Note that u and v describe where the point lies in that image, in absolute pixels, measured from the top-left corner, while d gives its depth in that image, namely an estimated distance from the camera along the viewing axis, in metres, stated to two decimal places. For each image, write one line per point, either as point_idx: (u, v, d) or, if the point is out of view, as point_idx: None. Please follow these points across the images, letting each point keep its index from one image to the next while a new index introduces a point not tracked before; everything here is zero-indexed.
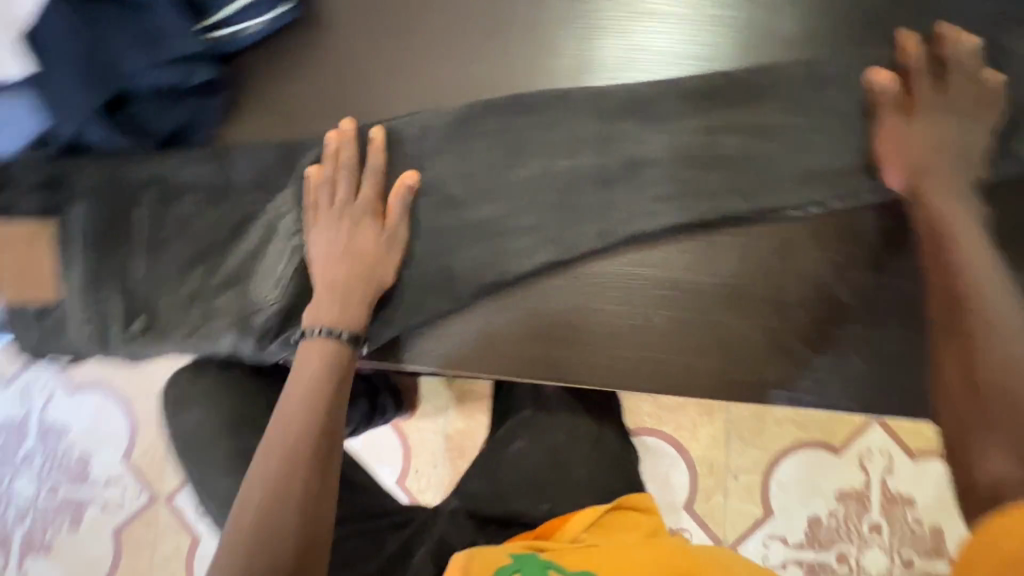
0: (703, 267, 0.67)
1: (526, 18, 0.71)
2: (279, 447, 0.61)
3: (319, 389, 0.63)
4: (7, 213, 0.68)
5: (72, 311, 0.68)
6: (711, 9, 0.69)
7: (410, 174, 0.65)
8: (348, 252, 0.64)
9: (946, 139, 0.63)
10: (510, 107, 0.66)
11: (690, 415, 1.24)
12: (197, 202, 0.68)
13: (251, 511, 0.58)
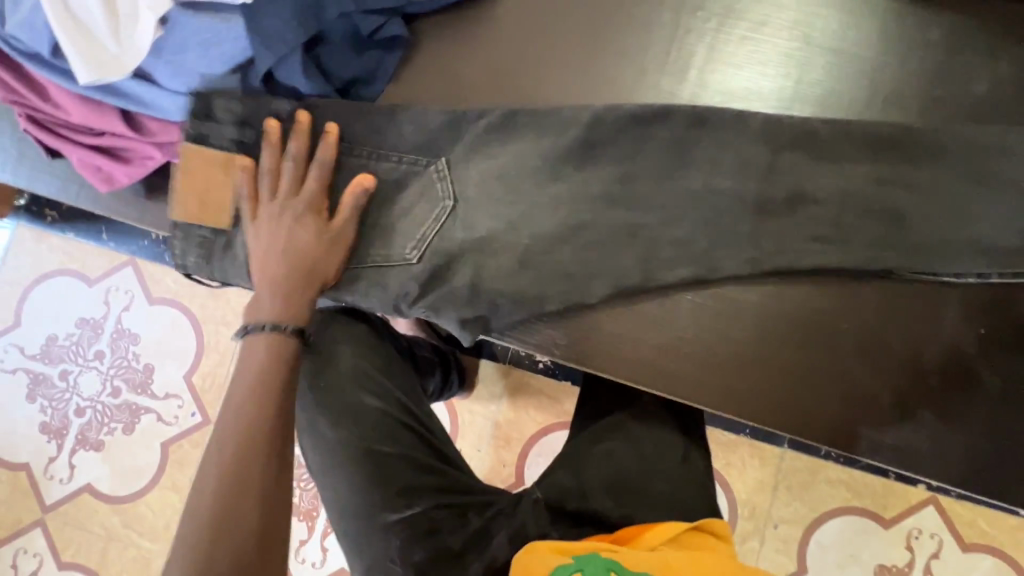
0: (841, 312, 0.66)
1: (705, 31, 0.71)
2: (231, 440, 0.54)
3: (263, 381, 0.57)
4: (200, 140, 0.65)
5: (236, 246, 0.66)
6: (895, 58, 0.69)
7: (365, 177, 0.64)
8: (287, 251, 0.60)
9: None
10: (686, 116, 0.65)
11: (741, 453, 1.20)
12: (369, 153, 0.66)
13: (203, 512, 0.52)
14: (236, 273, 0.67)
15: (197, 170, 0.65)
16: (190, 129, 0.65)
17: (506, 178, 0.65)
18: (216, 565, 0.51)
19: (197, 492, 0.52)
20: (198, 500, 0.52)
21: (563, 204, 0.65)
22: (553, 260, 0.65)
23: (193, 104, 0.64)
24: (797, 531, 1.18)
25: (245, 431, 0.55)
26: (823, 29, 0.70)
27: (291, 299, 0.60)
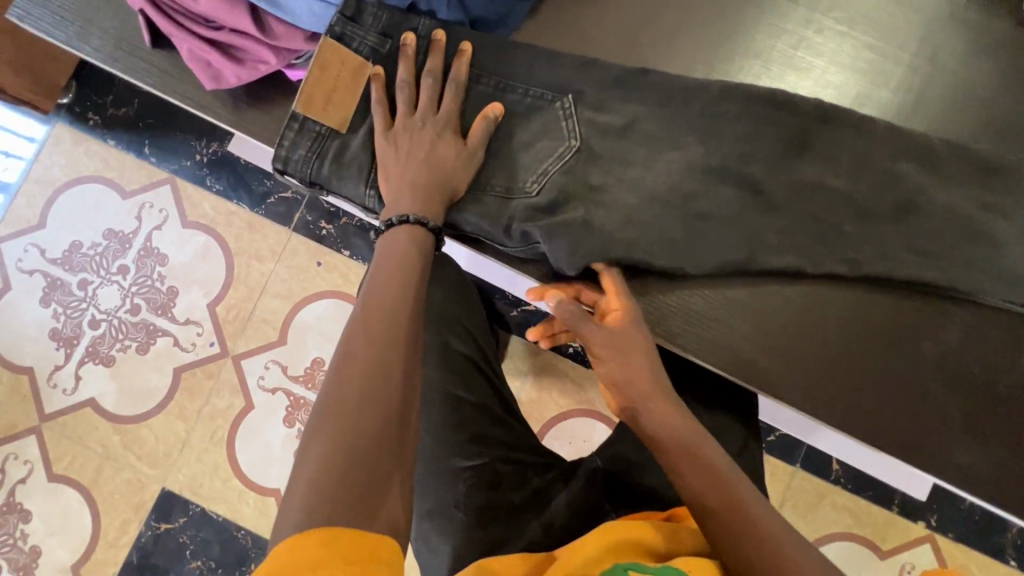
0: (928, 327, 0.68)
1: (837, 28, 0.72)
2: (376, 312, 0.50)
3: (404, 265, 0.54)
4: (339, 40, 0.65)
5: (351, 151, 0.66)
6: (1013, 91, 0.71)
7: (496, 104, 0.66)
8: (430, 160, 0.61)
9: None
10: (808, 114, 0.68)
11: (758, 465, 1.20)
12: (494, 87, 0.68)
13: (349, 379, 0.46)
14: (349, 176, 0.66)
15: (329, 66, 0.65)
16: (333, 27, 0.64)
17: (629, 142, 0.69)
18: (353, 459, 0.42)
19: (343, 362, 0.47)
20: (343, 370, 0.46)
21: (679, 177, 0.68)
22: (663, 228, 0.68)
23: (343, 7, 0.65)
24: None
25: (389, 303, 0.51)
26: (948, 50, 0.72)
27: (429, 202, 0.60)
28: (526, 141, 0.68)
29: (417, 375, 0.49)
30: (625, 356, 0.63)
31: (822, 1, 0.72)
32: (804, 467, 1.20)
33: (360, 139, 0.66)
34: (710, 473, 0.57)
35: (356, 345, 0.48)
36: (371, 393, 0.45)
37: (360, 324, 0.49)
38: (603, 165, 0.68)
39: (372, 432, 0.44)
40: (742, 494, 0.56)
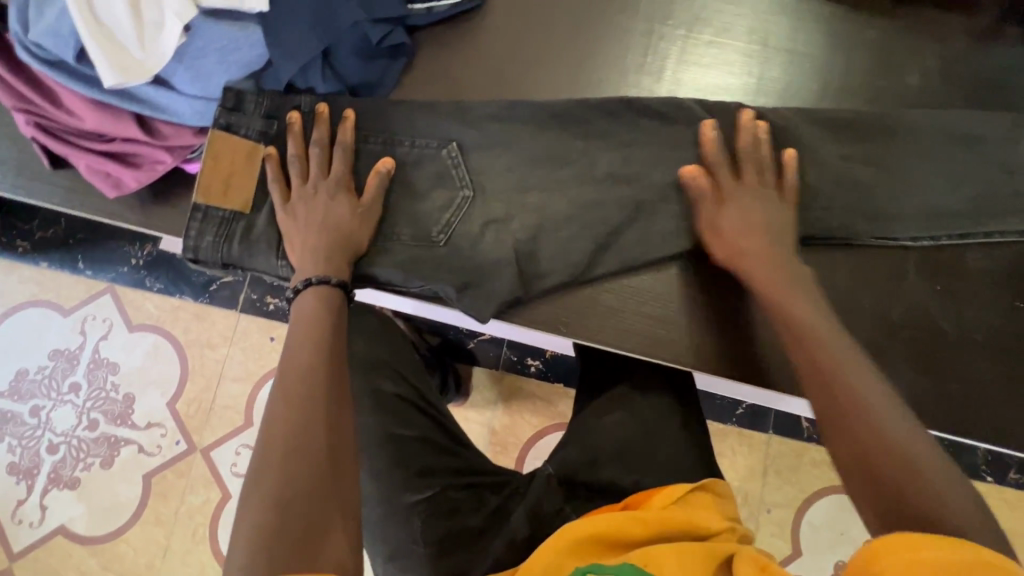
0: (819, 275, 0.74)
1: (679, 32, 0.81)
2: (293, 375, 0.53)
3: (317, 325, 0.57)
4: (227, 130, 0.69)
5: (256, 228, 0.70)
6: (844, 58, 0.80)
7: (387, 158, 0.71)
8: (328, 223, 0.66)
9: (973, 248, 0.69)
10: (670, 112, 0.75)
11: (731, 442, 1.29)
12: (381, 144, 0.73)
13: (276, 437, 0.48)
14: (260, 252, 0.69)
15: (221, 156, 0.69)
16: (218, 120, 0.69)
17: (518, 170, 0.74)
18: (289, 512, 0.44)
19: (266, 427, 0.49)
20: (268, 435, 0.49)
21: (568, 192, 0.74)
22: (563, 240, 0.73)
23: (224, 100, 0.69)
24: (789, 512, 1.27)
25: (305, 360, 0.54)
26: (779, 33, 0.81)
27: (332, 261, 0.64)
28: (422, 188, 0.73)
29: (345, 419, 0.52)
30: (761, 243, 0.67)
31: (662, 12, 0.81)
32: (777, 433, 1.29)
33: (263, 216, 0.70)
34: (860, 422, 0.51)
35: (278, 409, 0.50)
36: (298, 445, 0.48)
37: (281, 386, 0.52)
38: (497, 195, 0.74)
39: (304, 481, 0.46)
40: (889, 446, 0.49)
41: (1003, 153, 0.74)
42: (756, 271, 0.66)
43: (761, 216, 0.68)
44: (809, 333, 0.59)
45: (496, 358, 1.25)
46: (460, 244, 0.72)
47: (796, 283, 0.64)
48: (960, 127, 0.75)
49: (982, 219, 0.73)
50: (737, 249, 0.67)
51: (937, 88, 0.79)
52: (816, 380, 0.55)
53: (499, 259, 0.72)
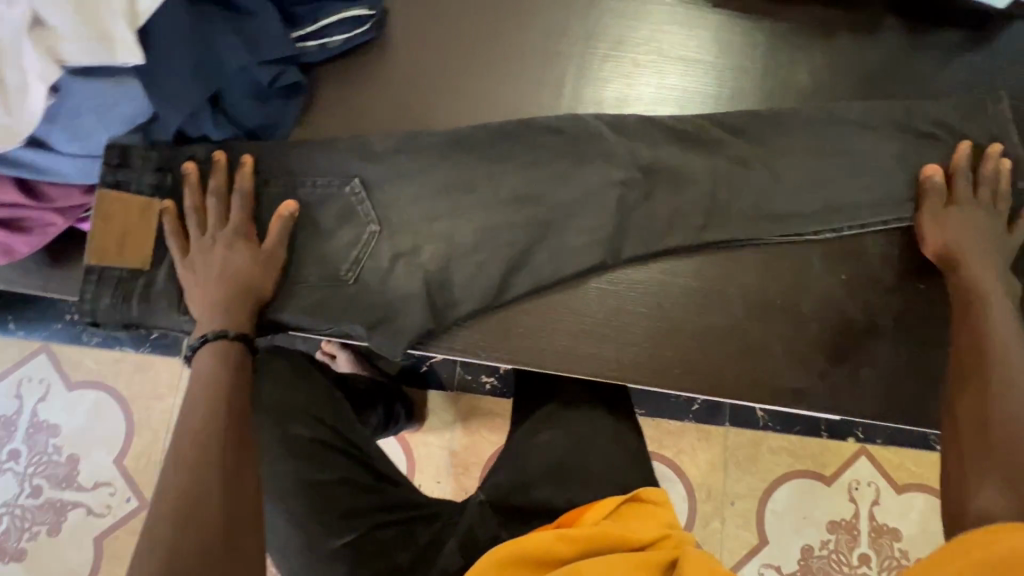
0: (730, 276, 0.76)
1: (579, 49, 0.82)
2: (188, 436, 0.52)
3: (215, 380, 0.56)
4: (117, 187, 0.68)
5: (156, 284, 0.68)
6: (739, 62, 0.82)
7: (290, 202, 0.70)
8: (226, 274, 0.65)
9: (976, 225, 0.71)
10: (573, 129, 0.76)
11: (690, 439, 1.30)
12: (284, 187, 0.73)
13: (165, 507, 0.48)
14: (162, 309, 0.68)
15: (112, 215, 0.68)
16: (105, 177, 0.68)
17: (425, 200, 0.74)
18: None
19: (160, 494, 0.49)
20: (161, 503, 0.48)
21: (477, 218, 0.74)
22: (475, 266, 0.73)
23: (107, 157, 0.68)
24: (753, 502, 1.28)
25: (201, 419, 0.53)
26: (674, 42, 0.82)
27: (231, 312, 0.63)
28: (328, 227, 0.72)
29: (243, 483, 0.52)
30: (965, 232, 0.70)
31: (561, 32, 0.82)
32: (733, 424, 1.29)
33: (163, 270, 0.69)
34: (990, 394, 0.58)
35: (172, 474, 0.50)
36: (187, 516, 0.47)
37: (175, 451, 0.51)
38: (406, 227, 0.74)
39: (193, 554, 0.46)
40: (993, 407, 0.57)
41: (896, 140, 0.77)
42: (968, 263, 0.69)
43: (984, 225, 0.71)
44: (985, 317, 0.65)
45: (448, 379, 1.24)
46: (372, 280, 0.72)
47: (996, 268, 0.69)
48: (852, 120, 0.78)
49: (880, 207, 0.75)
50: (959, 235, 0.70)
51: (829, 84, 0.81)
52: (975, 340, 0.63)
53: (411, 292, 0.72)
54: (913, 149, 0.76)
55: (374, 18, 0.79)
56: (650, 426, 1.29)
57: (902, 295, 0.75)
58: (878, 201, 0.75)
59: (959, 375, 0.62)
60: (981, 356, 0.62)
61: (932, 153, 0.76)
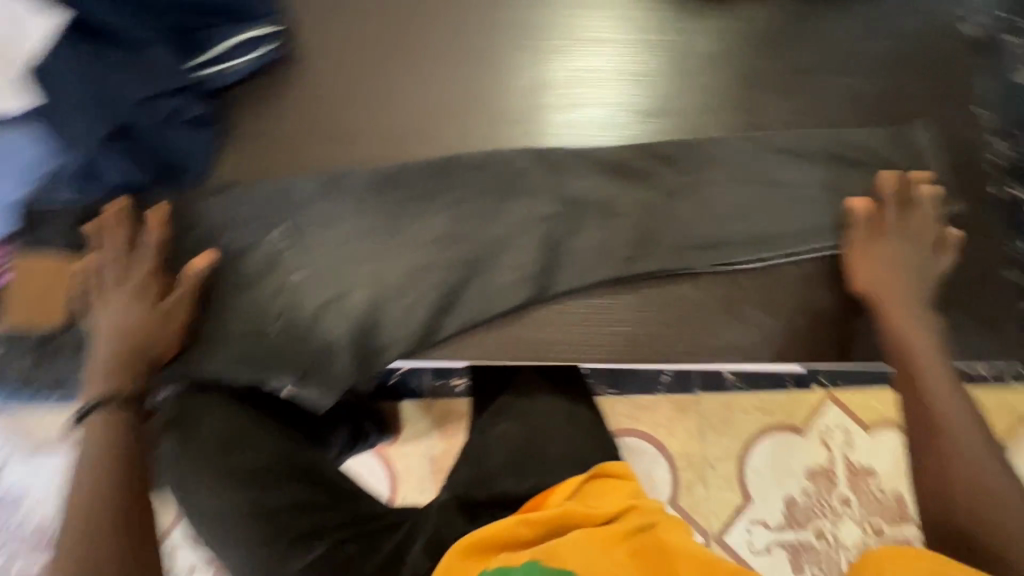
0: (659, 242, 0.76)
1: (491, 42, 0.83)
2: (85, 512, 0.58)
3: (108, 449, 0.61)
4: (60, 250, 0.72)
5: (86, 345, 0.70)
6: (647, 37, 0.84)
7: (204, 256, 0.69)
8: (123, 333, 0.66)
9: (901, 259, 0.72)
10: (486, 132, 0.81)
11: (666, 412, 1.25)
12: (208, 234, 0.73)
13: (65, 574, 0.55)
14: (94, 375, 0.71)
15: (48, 278, 0.72)
16: (51, 244, 0.72)
17: (351, 244, 0.74)
18: None
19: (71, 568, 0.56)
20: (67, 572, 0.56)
21: (403, 223, 0.75)
22: (405, 308, 0.72)
23: (49, 222, 0.73)
24: (732, 465, 1.24)
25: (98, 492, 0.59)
26: (584, 24, 0.84)
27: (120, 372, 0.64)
28: (258, 259, 0.72)
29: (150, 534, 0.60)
30: (886, 274, 0.72)
31: (472, 28, 0.83)
32: (704, 391, 1.26)
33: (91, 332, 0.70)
34: (952, 457, 0.62)
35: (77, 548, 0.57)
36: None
37: (76, 525, 0.58)
38: (333, 269, 0.73)
39: None
40: (954, 454, 0.62)
41: (785, 100, 0.82)
42: (890, 305, 0.71)
43: (909, 256, 0.72)
44: (918, 365, 0.67)
45: (419, 387, 1.17)
46: (300, 328, 0.70)
47: (917, 304, 0.71)
48: (762, 119, 0.82)
49: (798, 196, 0.78)
50: (883, 279, 0.72)
51: (743, 72, 0.83)
52: (921, 406, 0.65)
53: (345, 303, 0.72)
54: (803, 112, 0.82)
55: (275, 35, 0.79)
56: (624, 404, 1.25)
57: (833, 273, 0.76)
58: (794, 188, 0.78)
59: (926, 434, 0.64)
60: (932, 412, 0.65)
61: (836, 129, 0.81)
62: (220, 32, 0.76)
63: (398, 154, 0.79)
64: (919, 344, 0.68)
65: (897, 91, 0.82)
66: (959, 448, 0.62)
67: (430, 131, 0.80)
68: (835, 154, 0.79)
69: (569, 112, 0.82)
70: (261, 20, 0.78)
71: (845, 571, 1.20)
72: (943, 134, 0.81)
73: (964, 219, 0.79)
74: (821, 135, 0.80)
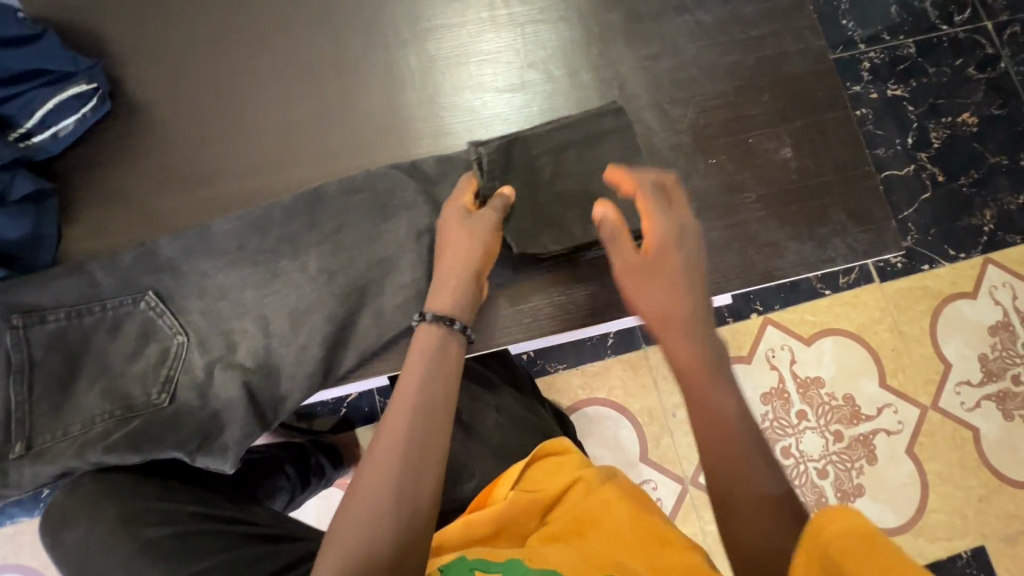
0: (543, 207, 0.74)
1: (336, 49, 0.80)
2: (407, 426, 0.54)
3: (444, 368, 0.59)
4: None
5: None
6: (493, 12, 0.83)
7: (506, 190, 0.70)
8: (460, 248, 0.66)
9: (671, 259, 0.62)
10: (355, 141, 0.79)
11: (617, 374, 1.24)
12: (65, 316, 0.67)
13: (352, 552, 0.48)
14: None
15: None
16: None
17: (229, 295, 0.70)
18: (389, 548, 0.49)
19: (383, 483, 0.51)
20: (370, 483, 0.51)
21: (276, 250, 0.71)
22: (298, 350, 0.69)
23: None
24: (692, 408, 1.23)
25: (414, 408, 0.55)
26: (427, 12, 0.82)
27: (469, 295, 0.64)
28: (132, 326, 0.68)
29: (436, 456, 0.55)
30: (648, 274, 0.62)
31: (312, 38, 0.80)
32: (649, 343, 1.25)
33: None
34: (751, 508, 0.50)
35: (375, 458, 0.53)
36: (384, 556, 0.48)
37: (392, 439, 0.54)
38: (216, 329, 0.69)
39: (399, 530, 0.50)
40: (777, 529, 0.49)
41: (637, 48, 0.83)
42: (671, 337, 0.60)
43: (695, 237, 0.63)
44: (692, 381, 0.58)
45: (372, 411, 1.13)
46: (188, 398, 0.67)
47: (695, 324, 0.60)
48: (618, 70, 0.83)
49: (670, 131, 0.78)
50: (652, 272, 0.62)
51: (596, 36, 0.83)
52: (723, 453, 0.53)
53: (235, 348, 0.69)
54: (656, 56, 0.83)
55: (99, 89, 0.73)
56: (576, 375, 1.23)
57: (713, 220, 0.79)
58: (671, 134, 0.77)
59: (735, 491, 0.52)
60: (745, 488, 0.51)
61: (689, 67, 0.83)
62: (33, 95, 0.69)
63: (259, 181, 0.76)
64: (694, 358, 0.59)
65: (739, 18, 0.85)
66: (769, 524, 0.49)
67: (291, 150, 0.77)
68: (689, 93, 0.82)
69: (431, 103, 0.80)
70: (77, 75, 0.71)
71: (821, 482, 1.20)
72: (788, 48, 0.84)
73: (823, 123, 0.83)
74: (674, 79, 0.83)
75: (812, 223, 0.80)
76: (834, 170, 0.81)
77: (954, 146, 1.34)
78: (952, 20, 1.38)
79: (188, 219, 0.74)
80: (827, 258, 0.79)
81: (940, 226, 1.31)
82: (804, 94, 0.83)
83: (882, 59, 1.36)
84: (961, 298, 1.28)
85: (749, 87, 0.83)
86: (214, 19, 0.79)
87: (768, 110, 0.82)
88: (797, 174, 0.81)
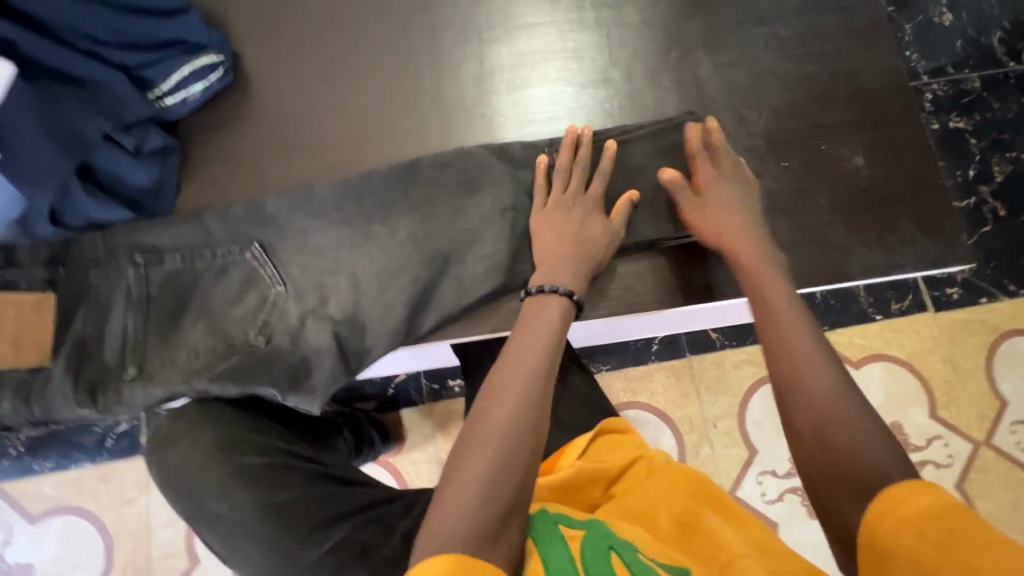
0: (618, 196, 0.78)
1: (433, 40, 0.87)
2: (511, 383, 0.58)
3: (547, 336, 0.62)
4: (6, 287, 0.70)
5: (52, 376, 0.69)
6: (580, 15, 0.89)
7: (633, 192, 0.77)
8: (575, 238, 0.71)
9: (735, 210, 0.72)
10: (445, 124, 0.84)
11: (660, 380, 1.25)
12: (181, 259, 0.74)
13: (463, 496, 0.52)
14: (61, 404, 0.68)
15: None
16: None
17: (325, 252, 0.75)
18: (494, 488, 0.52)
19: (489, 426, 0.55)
20: (477, 430, 0.56)
21: (370, 215, 0.76)
22: (383, 309, 0.74)
23: None
24: (734, 420, 1.23)
25: (521, 367, 0.59)
26: (520, 11, 0.88)
27: (578, 265, 0.70)
28: (235, 273, 0.74)
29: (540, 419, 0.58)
30: (727, 223, 0.71)
31: (414, 28, 0.87)
32: (694, 351, 1.26)
33: (62, 363, 0.69)
34: (844, 442, 0.51)
35: (484, 407, 0.57)
36: (494, 504, 0.52)
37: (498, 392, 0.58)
38: (310, 283, 0.74)
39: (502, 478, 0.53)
40: (860, 443, 0.50)
41: (716, 55, 0.87)
42: (743, 250, 0.69)
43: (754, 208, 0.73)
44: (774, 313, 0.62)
45: (419, 394, 1.16)
46: (281, 343, 0.72)
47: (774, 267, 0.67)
48: (695, 75, 0.87)
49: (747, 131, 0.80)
50: (721, 230, 0.71)
51: (676, 42, 0.88)
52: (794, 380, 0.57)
53: (326, 302, 0.74)
54: (732, 64, 0.87)
55: (226, 61, 0.81)
56: (619, 378, 1.24)
57: (782, 221, 0.81)
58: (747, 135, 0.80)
59: (827, 422, 0.53)
60: (833, 413, 0.53)
61: (765, 76, 0.86)
62: (172, 61, 0.78)
63: (356, 154, 0.82)
64: (779, 290, 0.64)
65: (815, 33, 0.88)
66: (856, 450, 0.50)
67: (385, 129, 0.84)
68: (762, 100, 0.85)
69: (517, 92, 0.86)
70: (210, 47, 0.79)
71: None
72: (862, 64, 0.87)
73: (894, 138, 0.85)
74: (750, 84, 0.86)
75: (879, 233, 0.81)
76: (904, 183, 0.83)
77: (1018, 181, 1.33)
78: (1021, 56, 1.38)
79: (290, 183, 0.81)
80: (892, 269, 0.80)
81: (1001, 259, 1.29)
82: (877, 108, 0.86)
83: (945, 91, 1.36)
84: (1021, 333, 1.25)
85: (823, 99, 0.86)
86: (328, 6, 0.87)
87: (840, 121, 0.85)
88: (866, 185, 0.83)
